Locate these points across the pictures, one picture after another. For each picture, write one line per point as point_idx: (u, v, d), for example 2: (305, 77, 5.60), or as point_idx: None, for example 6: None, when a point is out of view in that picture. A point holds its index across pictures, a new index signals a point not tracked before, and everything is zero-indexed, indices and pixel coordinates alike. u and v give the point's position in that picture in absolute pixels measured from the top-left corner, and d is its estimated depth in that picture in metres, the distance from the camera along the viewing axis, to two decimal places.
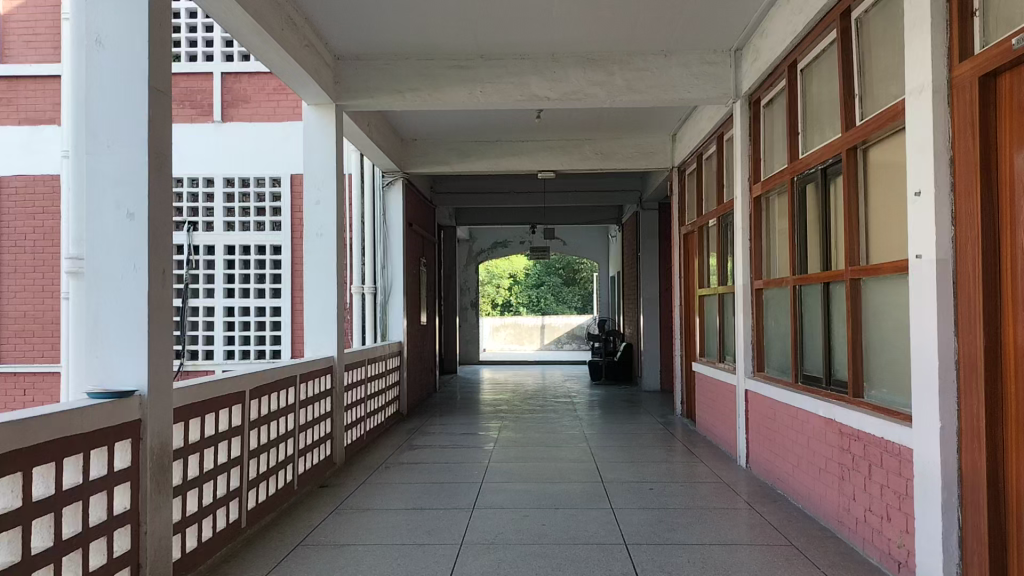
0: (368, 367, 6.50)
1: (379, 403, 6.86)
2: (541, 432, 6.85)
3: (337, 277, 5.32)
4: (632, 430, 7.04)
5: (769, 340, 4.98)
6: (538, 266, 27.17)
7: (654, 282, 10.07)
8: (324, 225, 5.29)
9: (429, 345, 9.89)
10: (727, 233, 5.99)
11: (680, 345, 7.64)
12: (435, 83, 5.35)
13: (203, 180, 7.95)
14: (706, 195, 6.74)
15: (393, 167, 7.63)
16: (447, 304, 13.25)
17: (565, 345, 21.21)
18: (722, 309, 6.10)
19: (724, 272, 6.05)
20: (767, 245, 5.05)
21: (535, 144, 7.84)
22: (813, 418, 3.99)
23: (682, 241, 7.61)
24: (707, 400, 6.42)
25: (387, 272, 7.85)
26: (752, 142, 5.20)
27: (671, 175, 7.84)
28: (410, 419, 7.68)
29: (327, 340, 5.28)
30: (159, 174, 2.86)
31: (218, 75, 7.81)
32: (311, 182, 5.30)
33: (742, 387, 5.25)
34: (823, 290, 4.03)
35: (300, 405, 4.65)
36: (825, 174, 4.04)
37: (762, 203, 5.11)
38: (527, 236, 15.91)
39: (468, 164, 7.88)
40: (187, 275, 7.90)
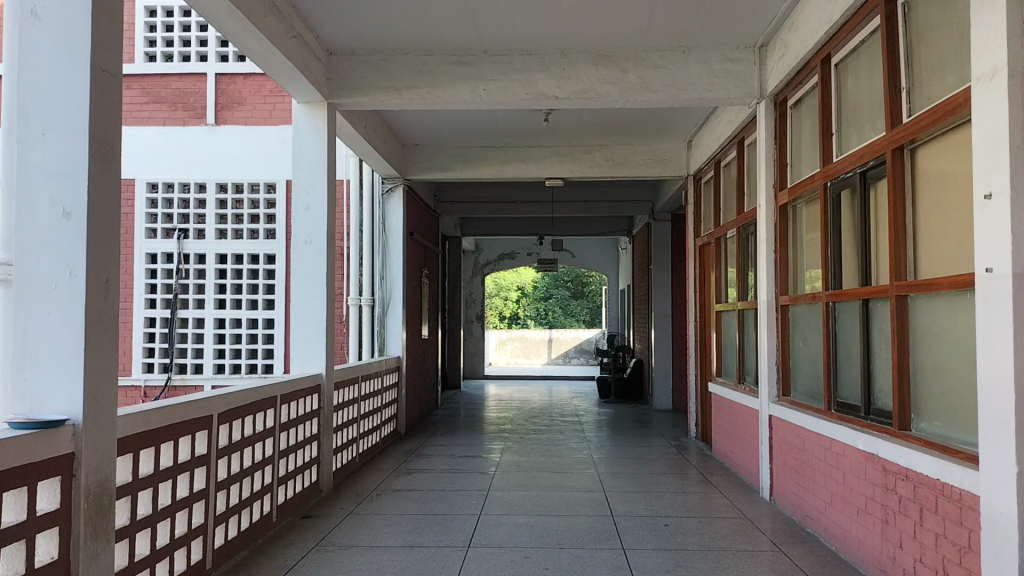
0: (361, 385, 6.10)
1: (373, 424, 6.45)
2: (547, 456, 6.42)
3: (326, 288, 4.93)
4: (643, 454, 6.60)
5: (797, 361, 4.56)
6: (545, 279, 26.78)
7: (666, 296, 9.65)
8: (313, 231, 4.91)
9: (430, 360, 9.49)
10: (747, 245, 5.58)
11: (695, 364, 7.22)
12: (435, 80, 4.97)
13: (194, 185, 7.58)
14: (725, 205, 6.33)
15: (393, 172, 7.26)
16: (451, 317, 12.82)
17: (572, 360, 20.81)
18: (742, 327, 5.67)
19: (744, 286, 5.64)
20: (795, 257, 4.63)
21: (542, 150, 7.46)
22: (850, 451, 3.57)
23: (697, 254, 7.19)
24: (724, 425, 5.99)
25: (385, 283, 7.43)
26: (778, 145, 4.79)
27: (685, 183, 7.44)
28: (409, 439, 7.27)
29: (314, 356, 4.88)
30: (103, 168, 2.48)
31: (212, 75, 7.48)
32: (299, 185, 4.91)
33: (765, 413, 4.81)
34: (862, 308, 3.61)
35: (281, 429, 4.25)
36: (864, 178, 3.63)
37: (789, 212, 4.70)
38: (534, 247, 15.53)
39: (473, 170, 7.50)
40: (176, 285, 7.50)
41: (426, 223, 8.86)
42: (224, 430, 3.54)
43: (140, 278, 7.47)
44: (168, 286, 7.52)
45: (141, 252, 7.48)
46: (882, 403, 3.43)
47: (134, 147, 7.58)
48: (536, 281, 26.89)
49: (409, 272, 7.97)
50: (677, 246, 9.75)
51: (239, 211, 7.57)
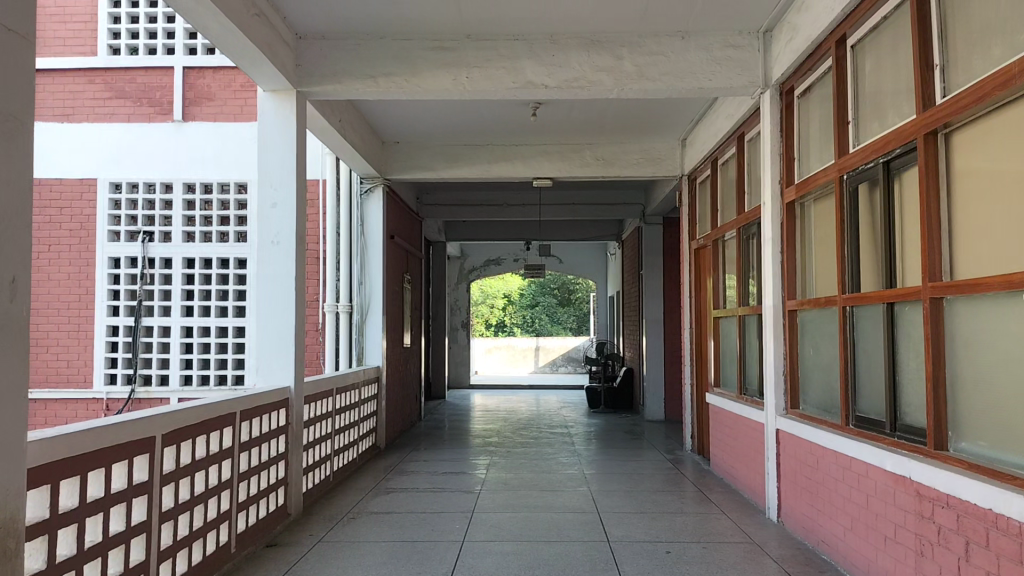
0: (336, 397, 5.69)
1: (350, 438, 6.04)
2: (535, 472, 6.03)
3: (296, 293, 4.52)
4: (636, 470, 6.22)
5: (807, 372, 4.20)
6: (532, 286, 26.41)
7: (658, 303, 9.31)
8: (280, 231, 4.50)
9: (413, 369, 9.08)
10: (748, 246, 5.23)
11: (691, 374, 6.85)
12: (414, 67, 4.58)
13: (160, 185, 7.17)
14: (722, 205, 5.98)
15: (371, 171, 6.88)
16: (435, 325, 12.40)
17: (561, 369, 20.45)
18: (744, 334, 5.31)
19: (745, 291, 5.28)
20: (805, 258, 4.27)
21: (530, 148, 7.09)
22: (874, 472, 3.21)
23: (693, 258, 6.82)
24: (724, 440, 5.63)
25: (364, 289, 7.02)
26: (784, 138, 4.43)
27: (680, 184, 7.08)
28: (388, 454, 6.86)
29: (282, 367, 4.48)
30: (9, 147, 2.08)
31: (179, 69, 7.13)
32: (265, 181, 4.51)
33: (772, 427, 4.45)
34: (887, 312, 3.25)
35: (243, 448, 3.85)
36: (888, 169, 3.28)
37: (798, 210, 4.34)
38: (521, 253, 15.16)
39: (457, 170, 7.11)
40: (141, 291, 7.07)
41: (408, 226, 8.47)
42: (171, 452, 3.13)
43: (102, 284, 7.05)
44: (132, 292, 7.10)
45: (104, 256, 7.06)
46: (913, 419, 3.07)
47: (98, 146, 7.18)
48: (523, 288, 26.53)
49: (390, 277, 7.56)
50: (670, 250, 9.40)
51: (208, 212, 7.15)
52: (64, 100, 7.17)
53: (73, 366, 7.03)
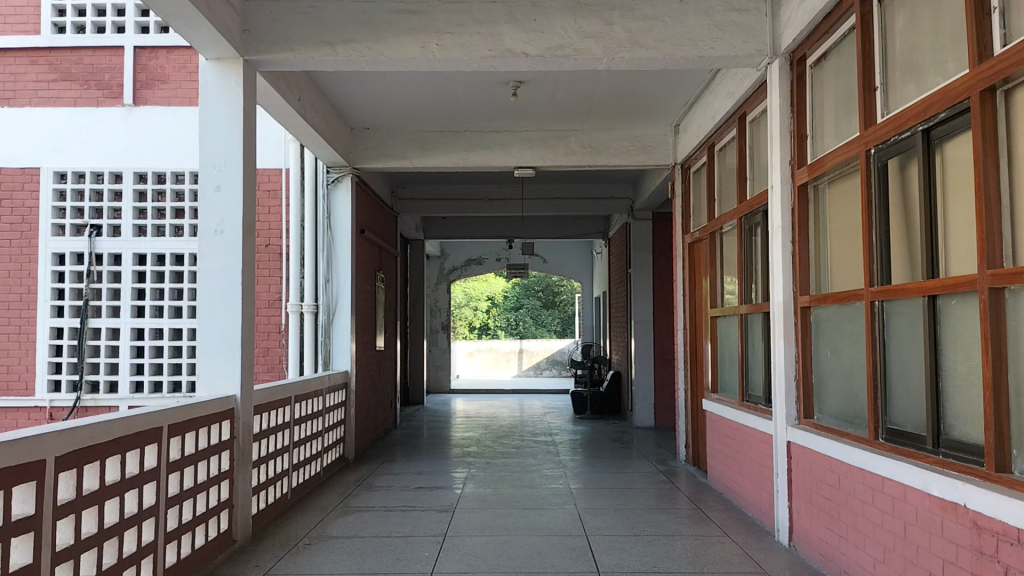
0: (296, 405, 5.15)
1: (313, 450, 5.50)
2: (518, 487, 5.51)
3: (244, 287, 3.98)
4: (627, 483, 5.70)
5: (823, 376, 3.71)
6: (515, 288, 25.88)
7: (647, 302, 8.86)
8: (225, 218, 3.96)
9: (387, 374, 8.52)
10: (750, 237, 4.75)
11: (685, 378, 6.36)
12: (378, 32, 4.06)
13: (109, 175, 6.58)
14: (720, 194, 5.51)
15: (339, 160, 6.35)
16: (414, 327, 11.84)
17: (545, 372, 19.96)
18: (745, 335, 4.82)
19: (747, 286, 4.79)
20: (820, 247, 3.79)
21: (511, 135, 6.56)
22: (916, 497, 2.72)
23: (687, 254, 6.33)
24: (723, 452, 5.13)
25: (332, 288, 6.50)
26: (795, 113, 3.95)
27: (672, 173, 6.59)
28: (357, 467, 6.31)
29: (226, 373, 3.92)
30: None
31: (130, 49, 6.55)
32: (208, 161, 3.96)
33: (781, 438, 3.96)
34: (927, 306, 2.75)
35: (174, 468, 3.30)
36: (928, 139, 2.79)
37: (811, 193, 3.87)
38: (504, 252, 14.63)
39: (432, 158, 6.56)
40: (88, 290, 6.48)
41: (381, 221, 7.93)
42: (68, 477, 2.56)
43: (45, 282, 6.46)
44: (78, 292, 6.51)
45: (47, 252, 6.48)
46: (963, 433, 2.59)
47: (40, 131, 6.58)
48: (506, 290, 26.02)
49: (361, 275, 7.00)
50: (659, 247, 8.91)
51: (160, 204, 6.58)
52: (5, 83, 6.56)
53: (13, 373, 6.43)
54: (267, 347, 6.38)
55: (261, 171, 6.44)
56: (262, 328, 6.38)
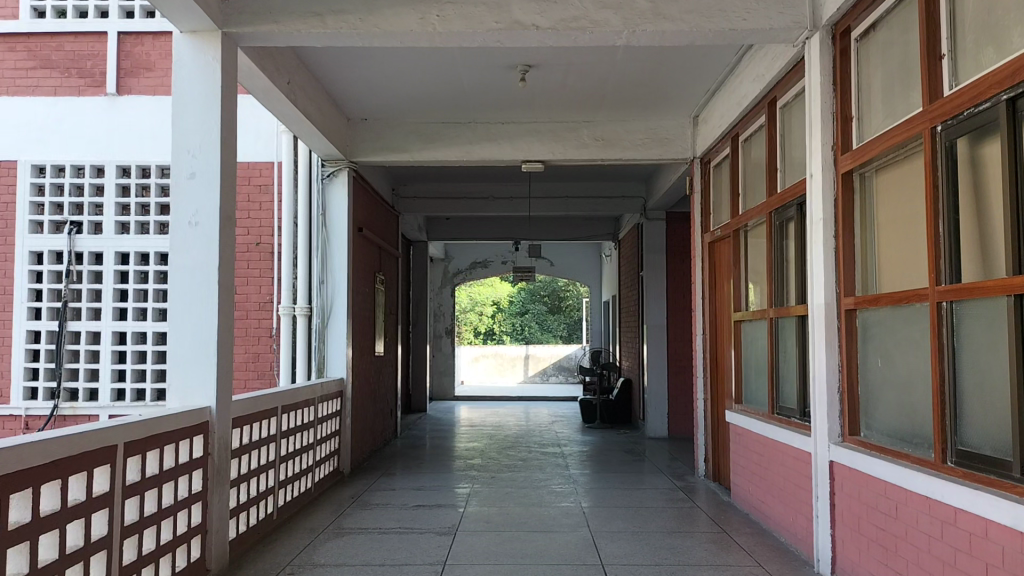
0: (284, 416, 4.73)
1: (303, 465, 5.08)
2: (525, 505, 5.08)
3: (221, 286, 3.56)
4: (643, 501, 5.27)
5: (874, 388, 3.27)
6: (521, 293, 25.44)
7: (661, 307, 8.44)
8: (201, 208, 3.55)
9: (387, 381, 8.09)
10: (782, 233, 4.33)
11: (704, 387, 5.93)
12: (372, 3, 3.66)
13: (90, 168, 6.18)
14: (745, 189, 5.08)
15: (335, 153, 5.94)
16: (416, 332, 11.42)
17: (551, 379, 19.52)
18: (775, 341, 4.38)
19: (778, 287, 4.37)
20: (867, 242, 3.37)
21: (518, 127, 6.14)
22: (1003, 535, 2.29)
23: (706, 254, 5.91)
24: (748, 469, 4.71)
25: (326, 288, 6.08)
26: (837, 92, 3.52)
27: (691, 168, 6.17)
28: (353, 481, 5.88)
29: (200, 383, 3.50)
30: None
31: (114, 34, 6.16)
32: (181, 145, 3.55)
33: (823, 457, 3.52)
34: (1015, 307, 2.31)
35: (131, 492, 2.87)
36: (1013, 110, 2.35)
37: (856, 182, 3.44)
38: (510, 254, 14.20)
39: (434, 151, 6.13)
40: (67, 291, 6.07)
41: (381, 220, 7.51)
42: None
43: (22, 283, 6.05)
44: (57, 293, 6.10)
45: (24, 250, 6.08)
46: None
47: (19, 123, 6.19)
48: (513, 295, 25.59)
49: (359, 277, 6.57)
50: (674, 247, 8.51)
51: (145, 200, 6.17)
52: None
53: None
54: (257, 353, 5.97)
55: (252, 165, 6.06)
56: (252, 334, 5.97)
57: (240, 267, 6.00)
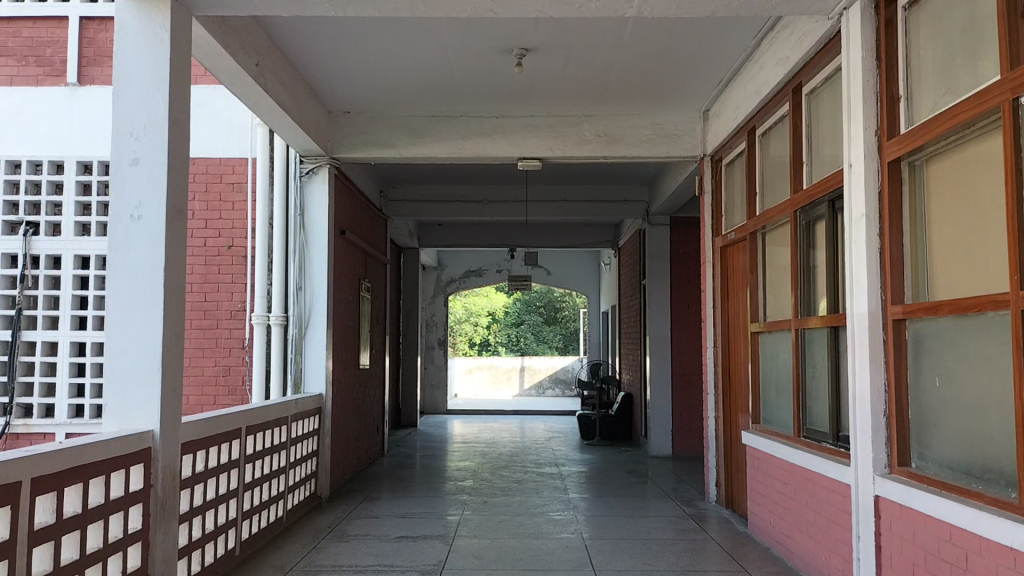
0: (250, 437, 4.22)
1: (273, 492, 4.57)
2: (519, 537, 4.58)
3: (166, 291, 3.06)
4: (650, 532, 4.76)
5: (929, 414, 2.79)
6: (517, 303, 24.95)
7: (665, 317, 7.97)
8: (144, 199, 3.06)
9: (373, 396, 7.58)
10: (809, 233, 3.86)
11: (715, 404, 5.43)
12: None
13: (49, 164, 5.68)
14: (763, 186, 4.61)
15: (314, 148, 5.45)
16: (406, 343, 10.92)
17: (547, 392, 19.03)
18: (800, 355, 3.91)
19: (806, 295, 3.89)
20: (919, 242, 2.89)
21: (514, 121, 5.66)
22: None
23: (719, 259, 5.42)
24: (769, 498, 4.21)
25: (304, 296, 5.51)
26: (881, 69, 3.05)
27: (700, 167, 5.70)
28: (331, 508, 5.36)
29: (141, 403, 3.00)
30: None
31: (76, 20, 5.69)
32: (121, 126, 3.07)
33: (866, 491, 3.03)
34: None
35: (41, 538, 2.35)
36: None
37: (904, 171, 2.96)
38: (505, 262, 13.73)
39: (422, 148, 5.61)
40: (21, 298, 5.55)
41: (367, 222, 7.03)
42: None
43: None
44: (11, 300, 5.59)
45: None
46: None
47: None
48: (508, 305, 25.11)
49: (342, 283, 6.06)
50: (678, 254, 8.04)
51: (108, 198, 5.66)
52: None
53: None
54: (228, 366, 5.48)
55: (223, 162, 5.60)
56: (222, 344, 5.51)
57: (210, 272, 5.54)
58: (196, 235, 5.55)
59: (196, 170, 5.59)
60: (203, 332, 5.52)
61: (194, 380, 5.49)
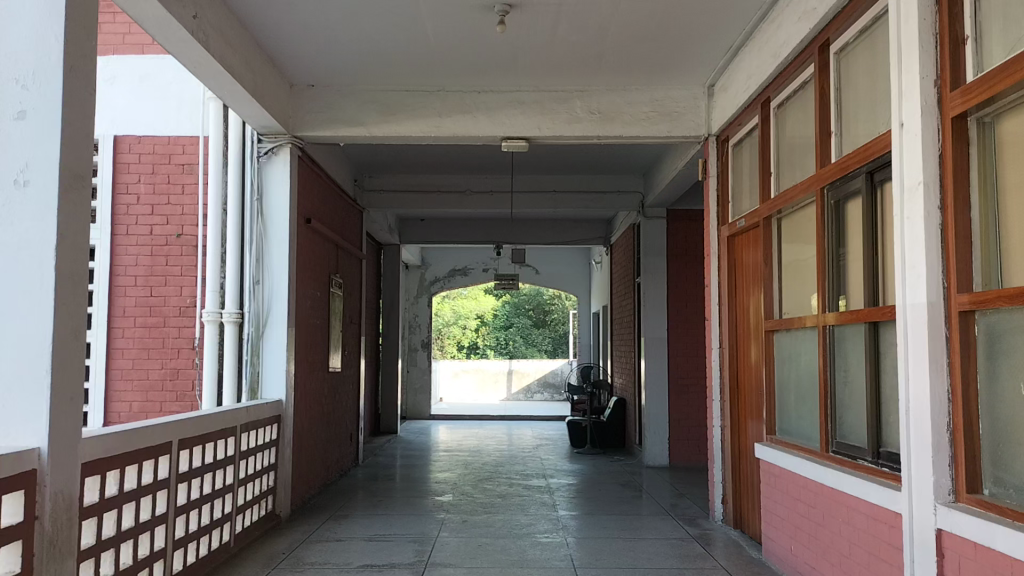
0: (189, 451, 3.62)
1: (218, 513, 3.96)
2: (500, 565, 3.99)
3: (57, 275, 2.47)
4: (652, 557, 4.18)
5: (1007, 429, 2.23)
6: (505, 306, 24.37)
7: (661, 318, 7.41)
8: (32, 161, 2.47)
9: (346, 402, 6.99)
10: (839, 214, 3.31)
11: (722, 413, 4.85)
12: None
13: None
14: (778, 165, 4.06)
15: (274, 126, 4.86)
16: (386, 345, 10.31)
17: (536, 397, 18.46)
18: (828, 356, 3.36)
19: (834, 285, 3.34)
20: (990, 217, 2.33)
21: (499, 97, 5.07)
22: None
23: (725, 251, 4.85)
24: (790, 523, 3.63)
25: (261, 291, 4.87)
26: (941, 4, 2.49)
27: (705, 149, 5.13)
28: (291, 530, 4.75)
29: (23, 413, 2.40)
30: None
31: None
32: (5, 72, 2.48)
33: (923, 523, 2.47)
34: None
35: None
36: None
37: (971, 130, 2.41)
38: (491, 261, 13.20)
39: (395, 126, 5.03)
40: None
41: (338, 212, 6.45)
42: None
43: None
44: None
45: None
46: None
47: None
48: (496, 308, 24.53)
49: (306, 278, 5.46)
50: (675, 250, 7.49)
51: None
52: None
53: None
54: (177, 369, 4.91)
55: (172, 140, 5.03)
56: (170, 345, 4.92)
57: (156, 264, 4.95)
58: (141, 223, 4.96)
59: (142, 149, 5.01)
60: (148, 332, 4.92)
61: (139, 384, 4.89)
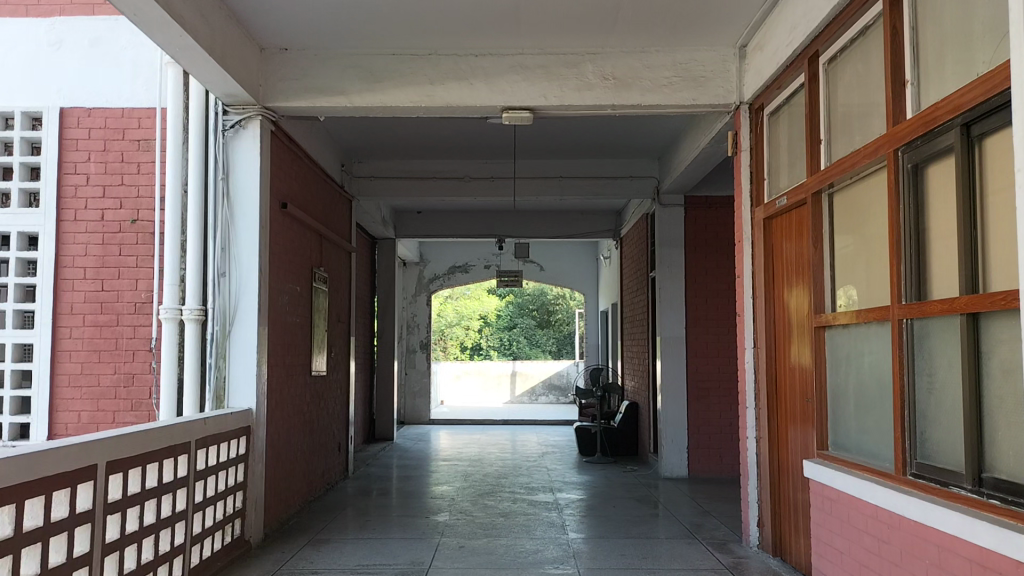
0: (125, 475, 2.95)
1: (168, 544, 3.29)
2: None
3: None
4: None
5: None
6: (509, 306, 23.79)
7: (679, 315, 6.78)
8: None
9: (333, 409, 6.37)
10: (919, 181, 2.68)
11: (757, 422, 4.21)
12: None
13: None
14: (829, 130, 3.43)
15: (241, 95, 4.24)
16: (381, 346, 9.69)
17: (540, 400, 17.84)
18: (903, 359, 2.72)
19: (910, 269, 2.71)
20: None
21: (501, 62, 4.45)
22: None
23: (760, 235, 4.21)
24: (853, 559, 3.01)
25: (226, 284, 4.24)
26: None
27: (735, 120, 4.49)
28: (261, 559, 4.12)
29: None
30: None
31: None
32: None
33: None
34: None
35: None
36: None
37: None
38: (493, 257, 12.59)
39: (380, 95, 4.41)
40: None
41: (323, 200, 5.83)
42: None
43: None
44: None
45: None
46: None
47: None
48: (499, 308, 23.93)
49: (283, 271, 4.84)
50: (694, 240, 6.86)
51: (33, 159, 4.36)
52: None
53: None
54: (131, 374, 4.30)
55: (127, 113, 4.43)
56: (124, 346, 4.31)
57: (108, 254, 4.35)
58: (91, 208, 4.36)
59: (92, 123, 4.41)
60: (99, 332, 4.31)
61: (88, 391, 4.28)
